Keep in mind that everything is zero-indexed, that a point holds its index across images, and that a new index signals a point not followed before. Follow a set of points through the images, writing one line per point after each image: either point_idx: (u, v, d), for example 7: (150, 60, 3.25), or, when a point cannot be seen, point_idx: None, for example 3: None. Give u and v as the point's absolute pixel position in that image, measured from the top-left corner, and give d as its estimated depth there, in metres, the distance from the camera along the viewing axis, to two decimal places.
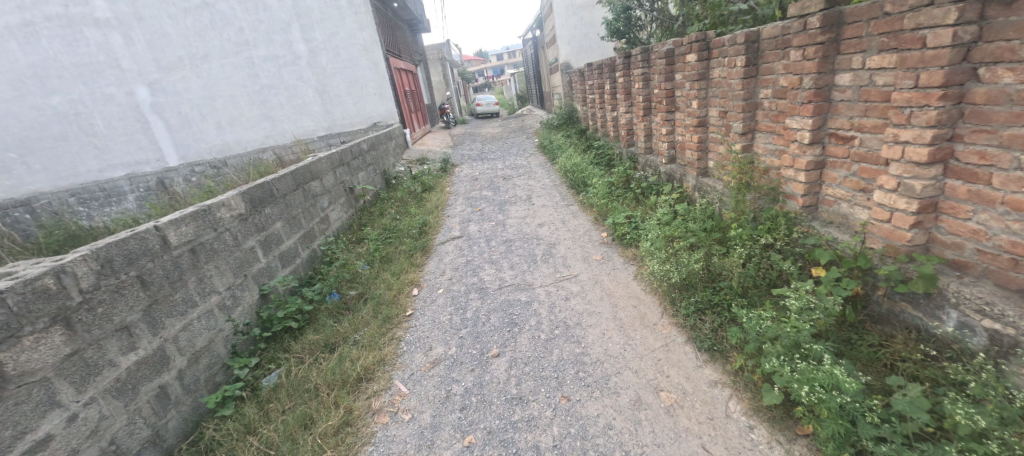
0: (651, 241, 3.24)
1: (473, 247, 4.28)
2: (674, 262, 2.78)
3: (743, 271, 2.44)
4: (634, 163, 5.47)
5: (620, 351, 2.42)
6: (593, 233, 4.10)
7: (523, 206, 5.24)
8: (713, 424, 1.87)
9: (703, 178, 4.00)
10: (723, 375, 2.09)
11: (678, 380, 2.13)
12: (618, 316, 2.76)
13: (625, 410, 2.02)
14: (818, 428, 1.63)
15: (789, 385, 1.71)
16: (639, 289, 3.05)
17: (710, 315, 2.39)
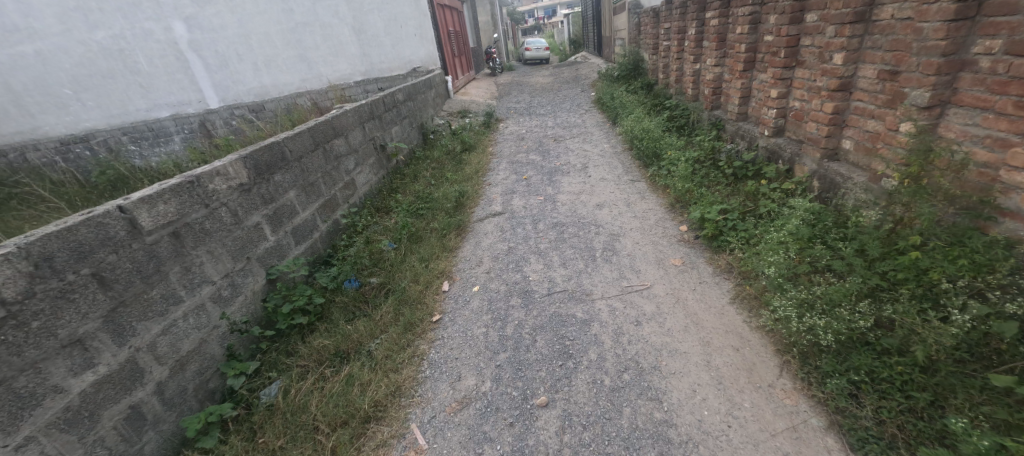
0: (768, 261, 2.45)
1: (518, 230, 3.47)
2: (815, 305, 2.06)
3: (940, 341, 1.69)
4: (719, 130, 4.41)
5: (723, 429, 1.79)
6: (665, 229, 3.25)
7: (578, 177, 4.35)
8: None
9: (829, 171, 3.09)
10: None
11: None
12: (714, 364, 2.10)
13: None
14: None
15: None
16: (743, 324, 2.32)
17: (877, 399, 1.74)
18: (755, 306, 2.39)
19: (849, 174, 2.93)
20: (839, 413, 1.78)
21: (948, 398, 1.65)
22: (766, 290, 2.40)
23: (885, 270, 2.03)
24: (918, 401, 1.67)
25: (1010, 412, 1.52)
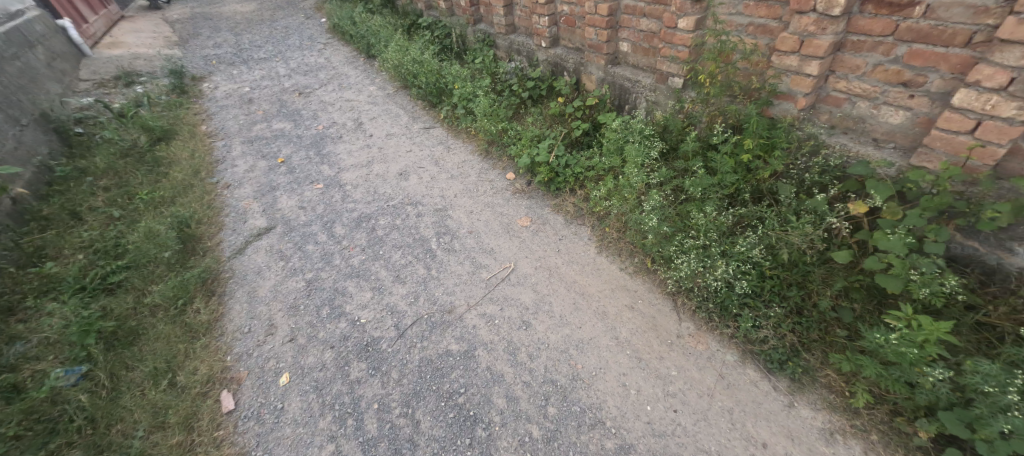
0: (623, 199, 2.21)
1: (307, 250, 2.32)
2: (692, 242, 1.94)
3: (800, 240, 1.80)
4: (490, 47, 3.73)
5: (674, 421, 1.60)
6: (490, 185, 2.64)
7: (356, 138, 3.22)
8: None
9: (623, 84, 2.79)
10: (832, 414, 1.57)
11: (780, 445, 1.52)
12: (626, 339, 1.85)
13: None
14: None
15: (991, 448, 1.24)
16: (623, 272, 2.08)
17: (770, 309, 1.78)
18: (628, 249, 2.14)
19: (635, 79, 2.71)
20: (747, 339, 1.78)
21: (809, 283, 1.78)
22: (627, 230, 2.18)
23: (726, 182, 2.04)
24: (794, 299, 1.77)
25: (847, 278, 1.75)
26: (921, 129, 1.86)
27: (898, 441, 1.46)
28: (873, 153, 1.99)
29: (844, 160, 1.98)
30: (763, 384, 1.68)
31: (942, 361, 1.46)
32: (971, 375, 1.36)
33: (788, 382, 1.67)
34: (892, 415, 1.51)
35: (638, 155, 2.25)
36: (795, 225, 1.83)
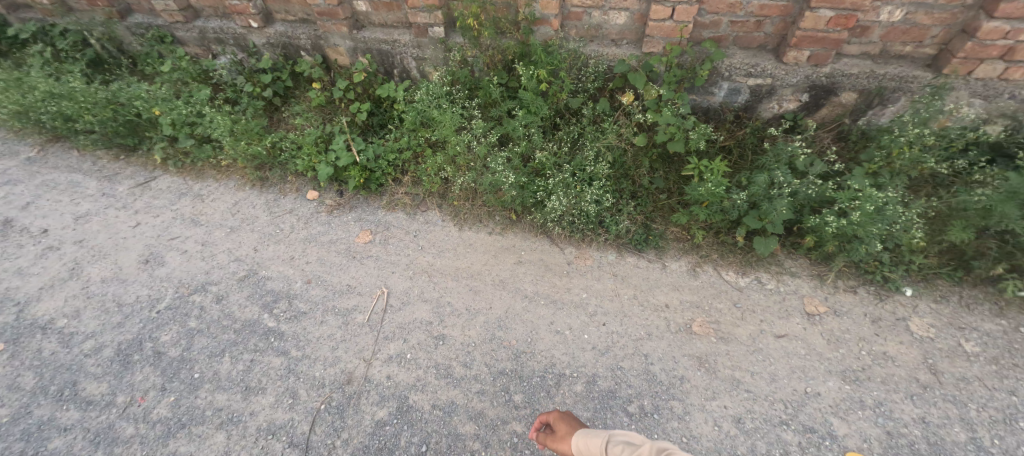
0: (460, 167, 2.09)
1: (57, 450, 1.42)
2: (546, 183, 2.01)
3: (616, 141, 2.06)
4: (172, 45, 2.59)
5: (608, 332, 1.75)
6: (290, 218, 2.08)
7: (17, 243, 1.97)
8: (745, 309, 1.80)
9: (384, 49, 2.34)
10: (689, 257, 1.95)
11: (678, 298, 1.84)
12: (533, 292, 1.86)
13: (723, 389, 1.60)
14: (813, 237, 1.84)
15: (773, 229, 1.77)
16: (494, 235, 2.03)
17: (620, 204, 2.02)
18: (482, 213, 2.07)
19: (393, 39, 2.29)
20: (619, 237, 1.99)
21: (632, 170, 2.08)
22: (478, 194, 2.09)
23: (539, 114, 2.12)
24: (629, 187, 2.05)
25: (651, 153, 2.08)
26: (639, 24, 2.07)
27: (727, 249, 1.94)
28: (617, 53, 2.13)
29: (604, 64, 2.16)
30: (645, 261, 1.95)
31: (732, 186, 1.92)
32: (752, 187, 1.84)
33: (654, 252, 1.98)
34: (717, 236, 1.97)
35: (451, 120, 2.11)
36: (608, 133, 2.05)
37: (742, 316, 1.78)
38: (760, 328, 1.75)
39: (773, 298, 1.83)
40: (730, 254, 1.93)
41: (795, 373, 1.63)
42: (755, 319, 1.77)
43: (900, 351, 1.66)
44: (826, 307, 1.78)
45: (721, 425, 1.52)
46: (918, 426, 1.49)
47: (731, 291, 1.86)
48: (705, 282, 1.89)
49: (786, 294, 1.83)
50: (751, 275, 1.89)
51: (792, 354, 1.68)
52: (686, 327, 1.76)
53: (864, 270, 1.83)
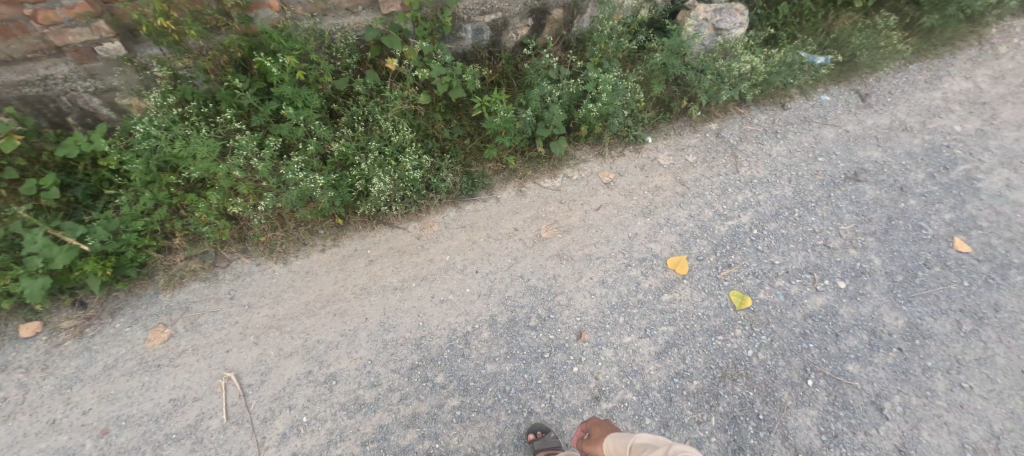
0: (246, 201, 1.90)
1: None
2: (357, 170, 1.99)
3: (404, 106, 2.11)
4: None
5: (482, 277, 1.94)
6: (10, 378, 1.58)
7: None
8: (569, 201, 2.23)
9: (31, 93, 1.89)
10: (512, 183, 2.27)
11: (519, 219, 2.15)
12: (397, 283, 1.89)
13: (583, 267, 2.00)
14: (586, 127, 2.36)
15: (558, 131, 2.21)
16: (330, 253, 1.95)
17: (435, 163, 2.16)
18: (300, 237, 1.96)
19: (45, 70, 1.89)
20: (452, 193, 2.16)
21: (430, 129, 2.20)
22: (285, 218, 1.96)
23: (312, 105, 1.99)
24: (435, 145, 2.19)
25: (441, 106, 2.22)
26: None
27: (533, 161, 2.31)
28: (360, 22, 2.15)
29: (351, 36, 2.13)
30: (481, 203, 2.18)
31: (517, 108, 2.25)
32: (532, 103, 2.20)
33: (484, 192, 2.21)
34: (523, 155, 2.31)
35: (209, 147, 1.85)
36: (392, 99, 2.07)
37: (568, 207, 2.21)
38: (583, 210, 2.20)
39: (581, 184, 2.30)
40: (538, 167, 2.31)
41: (615, 228, 2.14)
42: (579, 205, 2.22)
43: (665, 177, 2.34)
44: (614, 173, 2.35)
45: (598, 292, 1.92)
46: (694, 217, 2.19)
47: (553, 194, 2.26)
48: (532, 196, 2.24)
49: (587, 176, 2.33)
50: (560, 174, 2.32)
51: (611, 216, 2.18)
52: (537, 237, 2.09)
53: (622, 137, 2.44)
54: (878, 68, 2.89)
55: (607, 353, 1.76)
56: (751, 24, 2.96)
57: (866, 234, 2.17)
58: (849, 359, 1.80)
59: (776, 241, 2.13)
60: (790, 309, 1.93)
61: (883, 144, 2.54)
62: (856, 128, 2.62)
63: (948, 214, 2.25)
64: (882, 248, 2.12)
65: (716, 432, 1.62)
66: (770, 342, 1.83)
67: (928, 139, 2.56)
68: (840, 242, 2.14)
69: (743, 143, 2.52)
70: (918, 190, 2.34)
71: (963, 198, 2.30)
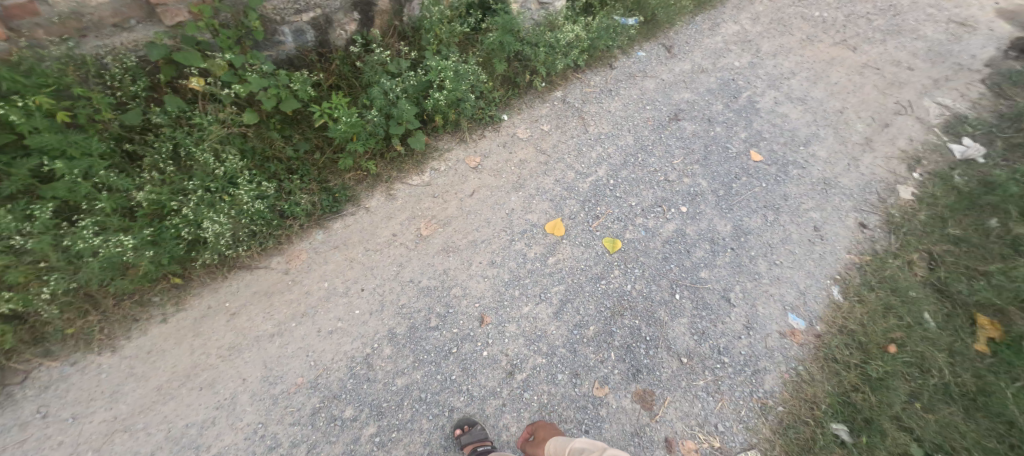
0: (76, 266, 2.12)
1: None
2: (184, 216, 2.32)
3: (222, 129, 2.53)
4: None
5: (388, 285, 2.48)
6: None
7: None
8: (440, 194, 2.93)
9: None
10: (394, 199, 2.85)
11: (402, 224, 2.74)
12: (297, 334, 2.28)
13: (472, 253, 2.69)
14: (407, 123, 2.89)
15: (411, 127, 2.91)
16: (259, 325, 2.29)
17: (267, 194, 2.55)
18: (141, 301, 2.27)
19: None
20: (311, 214, 2.65)
21: (261, 152, 2.65)
22: (126, 269, 2.23)
23: (161, 151, 2.44)
24: (257, 160, 2.63)
25: (269, 120, 2.71)
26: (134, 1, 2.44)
27: (392, 160, 2.96)
28: (136, 36, 2.53)
29: (133, 58, 2.47)
30: (355, 212, 2.74)
31: (362, 109, 2.87)
32: (376, 102, 2.84)
33: (353, 207, 2.76)
34: (385, 158, 2.95)
35: None
36: (212, 126, 2.50)
37: (441, 199, 2.91)
38: (461, 207, 2.90)
39: (446, 174, 3.06)
40: (400, 161, 2.98)
41: (488, 223, 2.86)
42: (452, 196, 2.95)
43: (539, 195, 3.12)
44: (479, 156, 3.24)
45: (494, 281, 2.60)
46: (573, 227, 3.01)
47: (427, 188, 2.96)
48: (404, 192, 2.89)
49: (455, 166, 3.13)
50: (428, 168, 3.04)
51: (485, 199, 2.99)
52: (418, 235, 2.71)
53: (457, 128, 3.29)
54: (642, 86, 4.09)
55: (514, 328, 2.44)
56: (552, 45, 3.76)
57: (676, 211, 3.26)
58: (663, 277, 2.88)
59: (601, 206, 3.16)
60: (632, 261, 2.92)
61: (681, 143, 3.72)
62: (631, 120, 3.79)
63: (704, 172, 3.55)
64: (688, 218, 3.24)
65: (604, 352, 2.49)
66: (620, 286, 2.78)
67: (685, 124, 3.87)
68: (643, 207, 3.23)
69: (563, 136, 3.54)
70: (706, 175, 3.55)
71: (709, 159, 3.65)
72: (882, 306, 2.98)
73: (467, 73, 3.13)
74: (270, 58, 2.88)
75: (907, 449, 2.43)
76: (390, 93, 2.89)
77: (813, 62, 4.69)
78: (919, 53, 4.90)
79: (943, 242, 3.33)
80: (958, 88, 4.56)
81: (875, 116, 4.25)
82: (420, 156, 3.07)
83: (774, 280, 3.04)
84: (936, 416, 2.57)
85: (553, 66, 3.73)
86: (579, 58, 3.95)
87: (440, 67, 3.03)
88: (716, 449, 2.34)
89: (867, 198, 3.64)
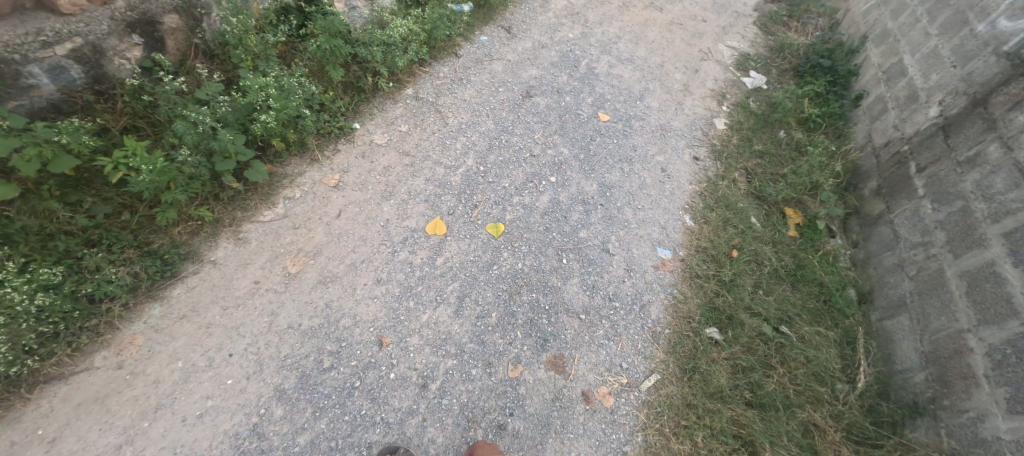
0: None
1: None
2: None
3: None
4: None
5: (264, 338, 2.26)
6: None
7: None
8: (301, 225, 2.70)
9: None
10: (247, 245, 2.55)
11: (262, 269, 2.48)
12: (155, 428, 1.94)
13: (353, 277, 2.55)
14: (238, 154, 2.60)
15: (241, 157, 2.59)
16: (96, 441, 1.87)
17: (58, 281, 2.06)
18: None
19: None
20: (137, 287, 2.24)
21: (40, 232, 2.12)
22: None
23: None
24: (31, 244, 2.08)
25: (38, 191, 2.16)
26: None
27: (229, 200, 2.64)
28: None
29: None
30: (202, 272, 2.40)
31: (172, 150, 2.47)
32: (187, 137, 2.44)
33: (192, 265, 2.41)
34: (220, 199, 2.61)
35: None
36: None
37: (303, 230, 2.68)
38: (329, 233, 2.71)
39: (303, 201, 2.81)
40: (244, 199, 2.68)
41: (364, 241, 2.72)
42: (317, 222, 2.73)
43: (412, 198, 3.03)
44: (339, 173, 3.01)
45: (385, 300, 2.51)
46: (454, 222, 3.00)
47: (284, 221, 2.70)
48: (258, 234, 2.61)
49: (312, 189, 2.88)
50: (279, 198, 2.77)
51: (354, 216, 2.81)
52: (287, 275, 2.49)
53: (303, 148, 3.02)
54: (490, 68, 4.19)
55: (416, 340, 2.41)
56: (389, 43, 3.64)
57: (547, 183, 3.45)
58: (549, 247, 3.05)
59: (477, 194, 3.20)
60: (517, 239, 3.02)
61: (538, 118, 3.91)
62: (488, 104, 3.87)
63: (563, 141, 3.80)
64: (558, 186, 3.46)
65: (510, 334, 2.56)
66: (511, 266, 2.87)
67: (537, 98, 4.07)
68: (515, 185, 3.35)
69: (425, 132, 3.46)
70: (566, 143, 3.80)
71: (564, 128, 3.91)
72: (722, 222, 3.56)
73: (294, 88, 2.89)
74: (24, 112, 2.29)
75: (760, 330, 2.99)
76: (204, 123, 2.51)
77: (632, 25, 5.26)
78: (708, 8, 5.85)
79: (752, 160, 4.13)
80: (739, 33, 5.57)
81: (687, 65, 4.97)
82: (266, 186, 2.78)
83: (640, 223, 3.43)
84: (774, 297, 3.19)
85: (395, 64, 3.61)
86: (421, 52, 3.87)
87: (258, 84, 2.74)
88: (626, 386, 2.60)
89: (694, 134, 4.29)
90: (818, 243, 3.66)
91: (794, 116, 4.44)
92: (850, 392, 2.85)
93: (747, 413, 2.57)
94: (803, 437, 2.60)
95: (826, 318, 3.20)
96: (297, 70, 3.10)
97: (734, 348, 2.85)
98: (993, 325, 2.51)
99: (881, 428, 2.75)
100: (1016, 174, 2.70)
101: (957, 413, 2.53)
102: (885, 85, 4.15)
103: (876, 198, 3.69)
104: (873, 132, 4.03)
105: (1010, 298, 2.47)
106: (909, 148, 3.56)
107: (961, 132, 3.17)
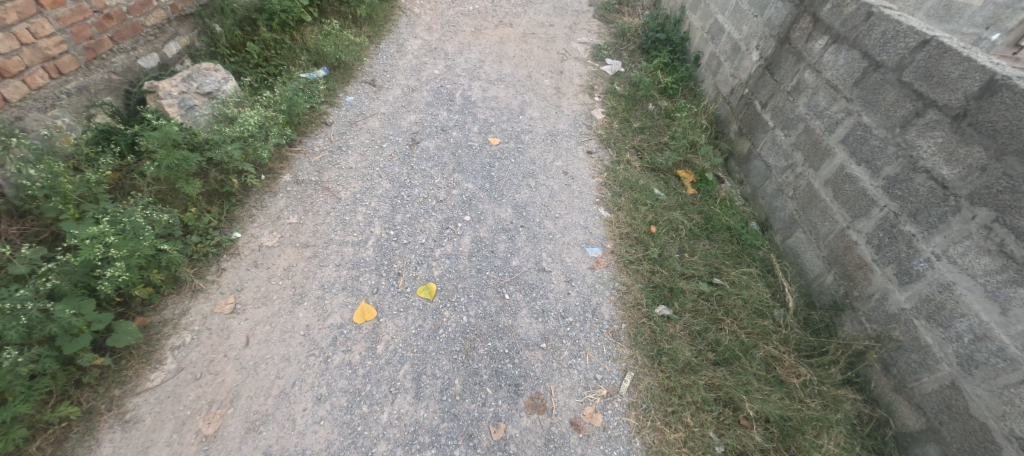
0: None
1: None
2: None
3: None
4: None
5: None
6: None
7: None
8: (204, 374, 2.29)
9: None
10: (140, 424, 2.10)
11: (170, 444, 2.06)
12: None
13: (288, 407, 2.23)
14: (91, 323, 2.17)
15: (97, 327, 2.15)
16: None
17: None
18: None
19: None
20: None
21: None
22: None
23: None
24: None
25: None
26: None
27: (97, 382, 2.15)
28: None
29: None
30: None
31: None
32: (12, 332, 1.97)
33: None
34: (84, 383, 2.12)
35: None
36: None
37: (208, 378, 2.28)
38: (241, 368, 2.34)
39: (197, 344, 2.40)
40: (120, 371, 2.22)
41: (288, 361, 2.39)
42: (223, 360, 2.35)
43: (327, 291, 2.75)
44: (232, 294, 2.64)
45: (334, 417, 2.23)
46: (382, 299, 2.78)
47: (181, 374, 2.28)
48: (151, 405, 2.16)
49: (205, 325, 2.48)
50: (166, 352, 2.34)
51: (267, 338, 2.47)
52: (204, 439, 2.09)
53: (178, 284, 2.60)
54: (367, 126, 4.03)
55: (384, 446, 2.17)
56: (248, 134, 3.31)
57: (463, 223, 3.37)
58: (488, 289, 2.96)
59: (396, 262, 3.01)
60: (454, 292, 2.89)
61: (432, 162, 3.82)
62: (377, 164, 3.69)
63: (465, 177, 3.75)
64: (475, 223, 3.39)
65: (481, 395, 2.42)
66: (456, 324, 2.72)
67: (426, 143, 4.00)
68: (433, 239, 3.21)
69: (321, 216, 3.20)
70: (468, 177, 3.76)
71: (461, 164, 3.87)
72: (632, 203, 3.77)
73: (142, 225, 2.50)
74: None
75: (699, 291, 3.18)
76: (32, 304, 2.07)
77: (490, 46, 5.43)
78: (551, 13, 6.28)
79: (636, 138, 4.45)
80: (585, 28, 6.04)
81: (551, 69, 5.25)
82: (145, 344, 2.33)
83: (563, 231, 3.48)
84: (698, 256, 3.43)
85: (260, 155, 3.28)
86: (287, 133, 3.58)
87: (92, 234, 2.32)
88: (607, 396, 2.58)
89: (580, 130, 4.51)
90: (713, 194, 4.03)
91: (655, 89, 4.89)
92: (787, 314, 3.13)
93: (717, 373, 2.69)
94: (767, 374, 2.78)
95: (745, 257, 3.51)
96: (140, 200, 2.67)
97: (685, 317, 2.99)
98: (862, 217, 2.94)
99: (820, 336, 3.05)
100: (830, 92, 3.22)
101: (867, 300, 2.89)
102: (713, 43, 4.76)
103: (741, 139, 4.17)
104: (719, 84, 4.58)
105: (866, 191, 2.90)
106: (749, 90, 4.09)
107: (780, 68, 3.71)
